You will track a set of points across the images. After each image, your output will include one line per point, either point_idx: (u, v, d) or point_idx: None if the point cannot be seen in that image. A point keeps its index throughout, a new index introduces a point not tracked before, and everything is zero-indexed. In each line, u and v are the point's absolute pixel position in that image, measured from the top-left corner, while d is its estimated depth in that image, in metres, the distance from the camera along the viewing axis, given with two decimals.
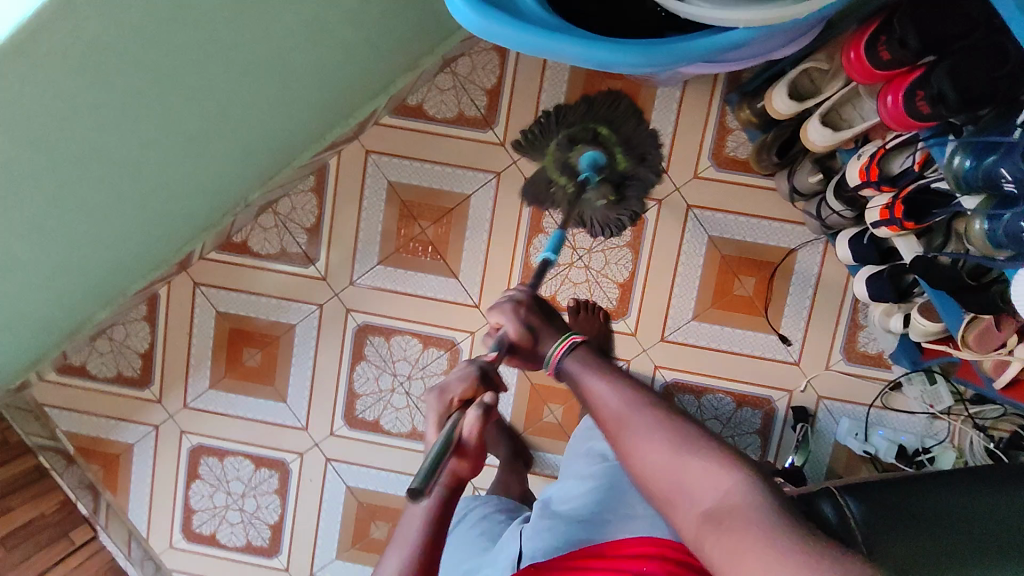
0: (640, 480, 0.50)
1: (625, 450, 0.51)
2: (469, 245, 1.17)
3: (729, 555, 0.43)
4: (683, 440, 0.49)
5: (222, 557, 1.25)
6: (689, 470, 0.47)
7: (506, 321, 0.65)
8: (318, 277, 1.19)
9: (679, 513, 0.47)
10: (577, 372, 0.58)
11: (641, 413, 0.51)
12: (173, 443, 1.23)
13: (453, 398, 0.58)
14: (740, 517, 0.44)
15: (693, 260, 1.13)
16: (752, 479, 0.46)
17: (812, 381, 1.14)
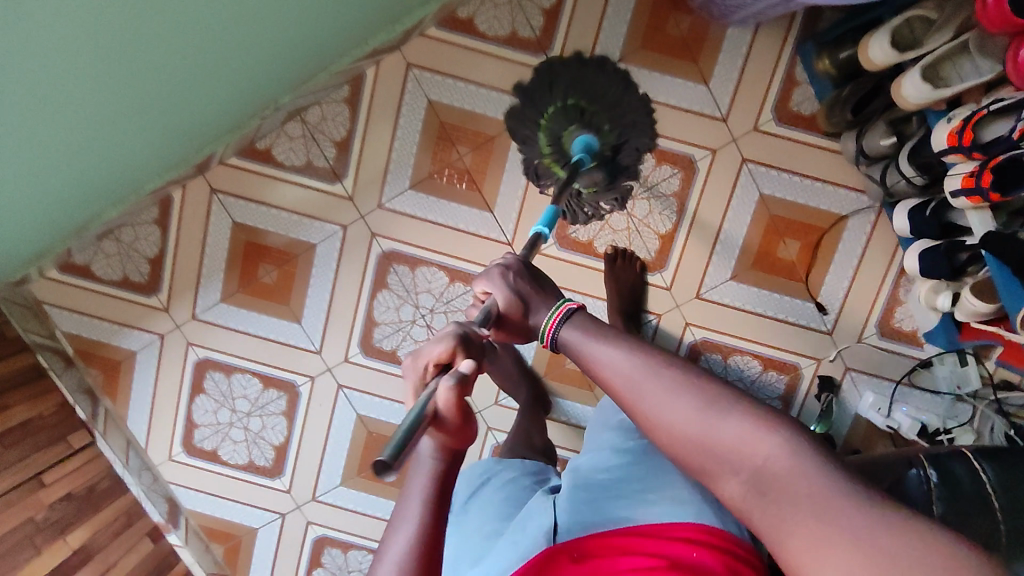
0: (670, 453, 0.49)
1: (647, 419, 0.50)
2: (507, 179, 1.11)
3: (780, 524, 0.42)
4: (709, 406, 0.47)
5: (221, 474, 1.22)
6: (722, 438, 0.46)
7: (495, 290, 0.64)
8: (343, 195, 1.12)
9: (720, 484, 0.46)
10: (578, 342, 0.56)
11: (657, 378, 0.50)
12: (179, 354, 1.18)
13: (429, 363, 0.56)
14: (787, 487, 0.43)
15: (741, 216, 1.09)
16: (791, 439, 0.45)
17: (843, 352, 1.12)
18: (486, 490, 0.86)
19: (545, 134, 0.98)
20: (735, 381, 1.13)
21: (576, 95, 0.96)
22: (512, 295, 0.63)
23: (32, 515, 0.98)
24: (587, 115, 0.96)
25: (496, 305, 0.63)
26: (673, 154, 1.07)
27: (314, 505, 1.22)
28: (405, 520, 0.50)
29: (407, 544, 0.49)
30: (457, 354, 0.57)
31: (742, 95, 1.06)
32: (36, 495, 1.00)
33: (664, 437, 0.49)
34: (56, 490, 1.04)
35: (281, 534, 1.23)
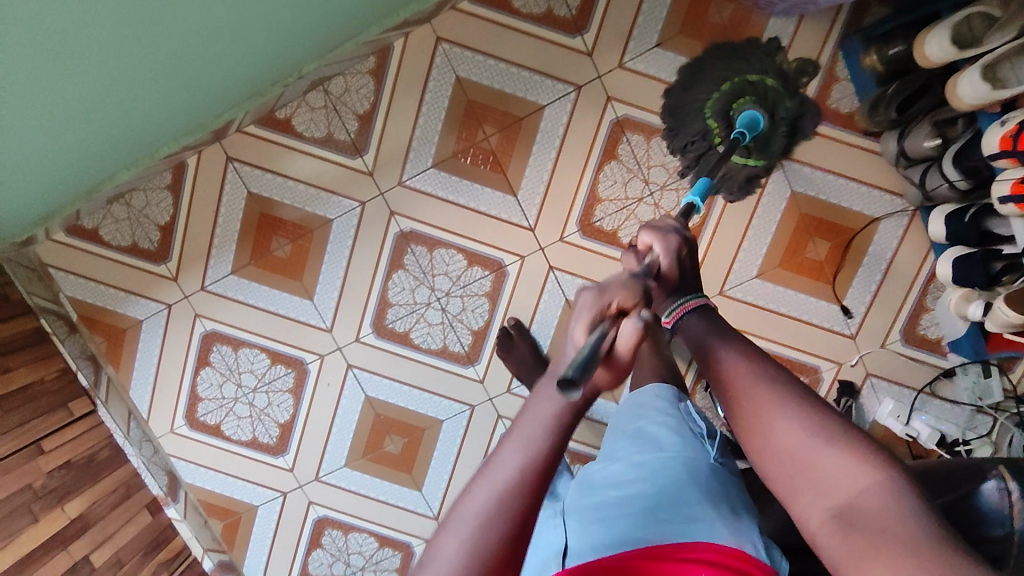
0: (764, 463, 0.48)
1: (750, 427, 0.49)
2: (533, 162, 1.08)
3: (859, 553, 0.39)
4: (821, 430, 0.45)
5: (223, 450, 1.19)
6: (824, 463, 0.44)
7: (663, 246, 0.67)
8: (363, 170, 1.09)
9: (804, 503, 0.44)
10: (704, 339, 0.57)
11: (772, 385, 0.49)
12: (186, 326, 1.15)
13: (611, 302, 0.49)
14: (878, 519, 0.40)
15: (771, 213, 1.06)
16: (897, 481, 0.42)
17: (864, 357, 1.10)
18: None
19: (713, 102, 0.96)
20: None
21: (753, 72, 0.96)
22: (670, 260, 0.66)
23: (31, 483, 0.96)
24: (762, 93, 0.95)
25: (660, 261, 0.66)
26: None
27: (317, 485, 1.20)
28: (519, 443, 0.42)
29: (514, 470, 0.41)
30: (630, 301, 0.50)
31: None
32: (35, 463, 0.98)
33: (762, 448, 0.47)
34: (56, 458, 1.02)
35: (282, 513, 1.21)
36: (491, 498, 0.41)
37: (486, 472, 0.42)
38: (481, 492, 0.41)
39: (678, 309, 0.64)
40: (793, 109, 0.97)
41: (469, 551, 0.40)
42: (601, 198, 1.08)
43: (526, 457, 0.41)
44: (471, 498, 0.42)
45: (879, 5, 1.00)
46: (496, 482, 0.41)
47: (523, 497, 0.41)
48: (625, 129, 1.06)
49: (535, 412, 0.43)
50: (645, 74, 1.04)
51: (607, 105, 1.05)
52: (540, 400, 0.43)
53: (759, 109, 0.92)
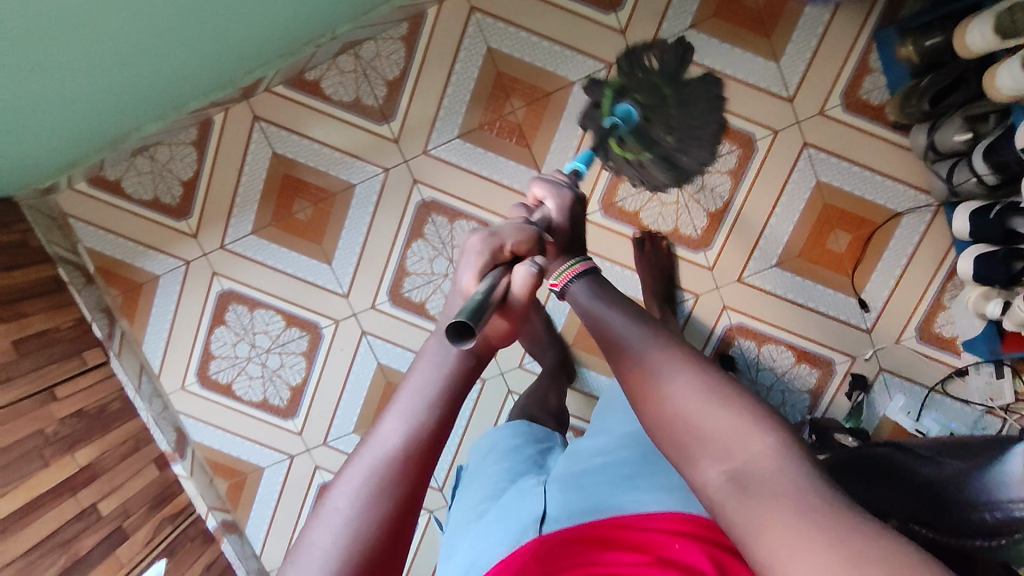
0: (656, 429, 0.45)
1: (640, 390, 0.46)
2: (559, 138, 1.07)
3: (761, 516, 0.37)
4: (712, 390, 0.43)
5: (233, 409, 1.20)
6: (718, 423, 0.42)
7: (556, 203, 0.64)
8: (389, 137, 1.09)
9: (697, 470, 0.42)
10: (585, 302, 0.53)
11: (658, 351, 0.46)
12: (203, 283, 1.15)
13: (502, 245, 0.53)
14: (776, 482, 0.38)
15: (794, 202, 1.06)
16: (788, 443, 0.41)
17: (878, 352, 1.10)
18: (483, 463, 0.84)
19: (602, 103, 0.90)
20: (765, 369, 1.11)
21: (656, 74, 0.87)
22: (560, 213, 0.64)
23: (43, 428, 0.96)
24: (655, 91, 0.87)
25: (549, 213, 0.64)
26: (734, 130, 1.05)
27: (325, 449, 1.20)
28: (405, 414, 0.41)
29: (400, 442, 0.40)
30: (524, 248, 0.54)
31: (809, 77, 1.03)
32: (48, 409, 0.98)
33: (653, 411, 0.45)
34: (68, 405, 1.02)
35: (288, 476, 1.21)
36: (374, 475, 0.39)
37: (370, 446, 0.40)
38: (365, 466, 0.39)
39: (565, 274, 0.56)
40: (692, 109, 0.86)
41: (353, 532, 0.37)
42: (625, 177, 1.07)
43: (413, 425, 0.40)
44: (353, 475, 0.39)
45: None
46: (381, 456, 0.40)
47: (411, 467, 0.39)
48: None
49: (425, 373, 0.43)
50: None
51: None
52: (430, 357, 0.44)
53: (638, 108, 0.87)
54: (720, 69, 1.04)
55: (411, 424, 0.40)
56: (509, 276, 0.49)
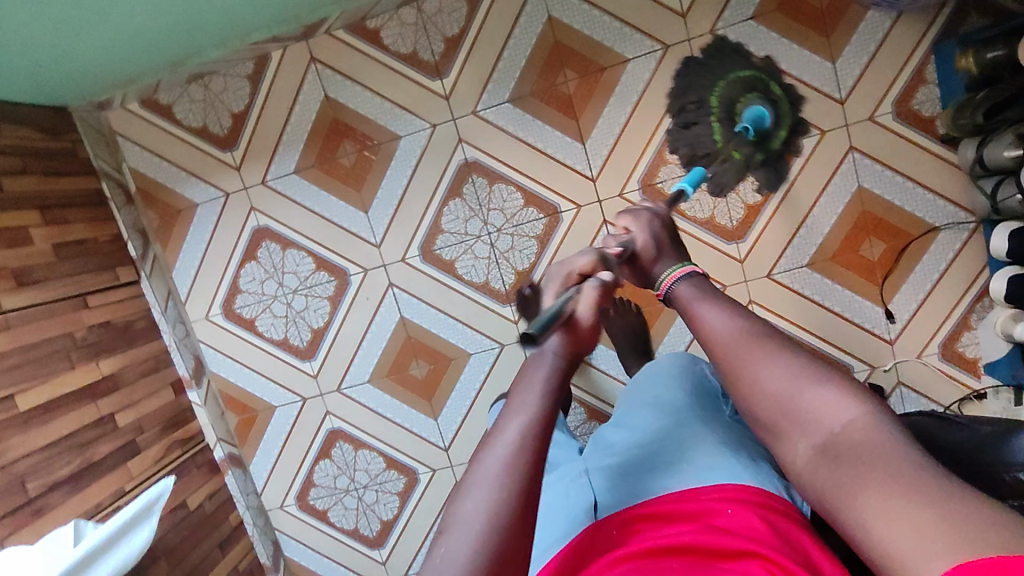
0: (752, 409, 0.48)
1: (731, 379, 0.49)
2: (608, 114, 1.08)
3: (851, 486, 0.41)
4: (802, 373, 0.46)
5: (253, 344, 1.21)
6: (807, 401, 0.45)
7: (637, 226, 0.64)
8: (440, 94, 1.10)
9: (790, 445, 0.45)
10: (690, 298, 0.56)
11: (751, 340, 0.49)
12: (240, 216, 1.17)
13: (572, 271, 0.58)
14: (864, 454, 0.41)
15: (834, 204, 1.06)
16: (878, 418, 0.43)
17: (898, 364, 1.09)
18: None
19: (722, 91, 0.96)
20: None
21: (759, 72, 0.97)
22: (644, 240, 0.63)
23: (72, 332, 0.98)
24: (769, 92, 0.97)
25: (635, 241, 0.63)
26: None
27: (338, 396, 1.21)
28: (523, 414, 0.47)
29: (516, 440, 0.45)
30: (598, 269, 0.58)
31: (862, 83, 1.04)
32: (78, 314, 1.00)
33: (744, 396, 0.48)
34: (98, 315, 1.04)
35: (298, 419, 1.23)
36: (499, 472, 0.44)
37: (489, 448, 0.46)
38: (489, 464, 0.45)
39: (664, 280, 0.59)
40: (791, 118, 1.00)
41: (488, 520, 0.42)
42: (667, 161, 1.08)
43: (528, 424, 0.46)
44: (478, 470, 0.45)
45: (979, 15, 1.00)
46: (502, 453, 0.45)
47: (533, 454, 0.45)
48: None
49: (528, 384, 0.49)
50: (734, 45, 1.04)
51: None
52: (534, 368, 0.51)
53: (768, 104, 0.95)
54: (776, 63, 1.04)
55: (526, 427, 0.46)
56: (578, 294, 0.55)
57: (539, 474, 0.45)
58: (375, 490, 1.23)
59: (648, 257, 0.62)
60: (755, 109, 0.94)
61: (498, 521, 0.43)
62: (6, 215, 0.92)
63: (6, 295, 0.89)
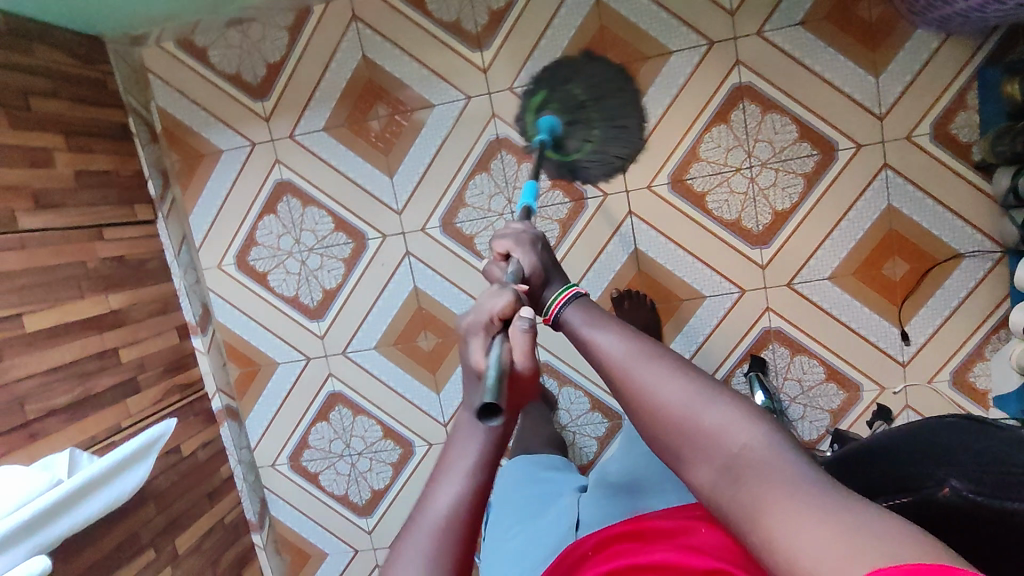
0: (658, 432, 0.50)
1: (631, 400, 0.52)
2: (645, 104, 1.06)
3: (755, 502, 0.43)
4: (696, 395, 0.50)
5: (262, 298, 1.20)
6: (705, 421, 0.48)
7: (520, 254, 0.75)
8: (478, 66, 1.09)
9: (694, 467, 0.48)
10: (578, 324, 0.61)
11: (646, 362, 0.52)
12: (264, 168, 1.16)
13: (495, 316, 0.59)
14: (760, 470, 0.44)
15: (860, 221, 1.06)
16: (767, 435, 0.46)
17: (908, 387, 1.09)
18: (522, 472, 0.96)
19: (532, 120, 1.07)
20: (791, 380, 1.11)
21: (575, 87, 1.03)
22: (527, 264, 0.74)
23: (85, 262, 0.97)
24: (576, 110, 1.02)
25: (520, 266, 0.73)
26: (819, 136, 1.04)
27: (342, 359, 1.21)
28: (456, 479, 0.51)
29: (442, 514, 0.50)
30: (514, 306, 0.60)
31: (903, 101, 1.02)
32: (93, 245, 0.99)
33: (645, 416, 0.51)
34: (112, 249, 1.03)
35: (300, 378, 1.22)
36: (424, 551, 0.49)
37: (415, 527, 0.51)
38: (416, 544, 0.49)
39: (554, 306, 0.65)
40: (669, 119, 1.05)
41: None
42: (699, 157, 1.06)
43: (453, 500, 0.50)
44: (406, 551, 0.49)
45: None
46: (428, 532, 0.49)
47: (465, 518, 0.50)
48: (744, 96, 1.05)
49: (458, 458, 0.52)
50: (779, 48, 1.03)
51: (734, 68, 1.04)
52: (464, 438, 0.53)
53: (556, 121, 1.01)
54: (820, 71, 1.03)
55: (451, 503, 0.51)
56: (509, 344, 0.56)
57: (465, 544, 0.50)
58: (368, 458, 1.23)
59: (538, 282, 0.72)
60: (546, 120, 1.01)
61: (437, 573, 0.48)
62: (29, 135, 0.91)
63: (27, 216, 0.88)
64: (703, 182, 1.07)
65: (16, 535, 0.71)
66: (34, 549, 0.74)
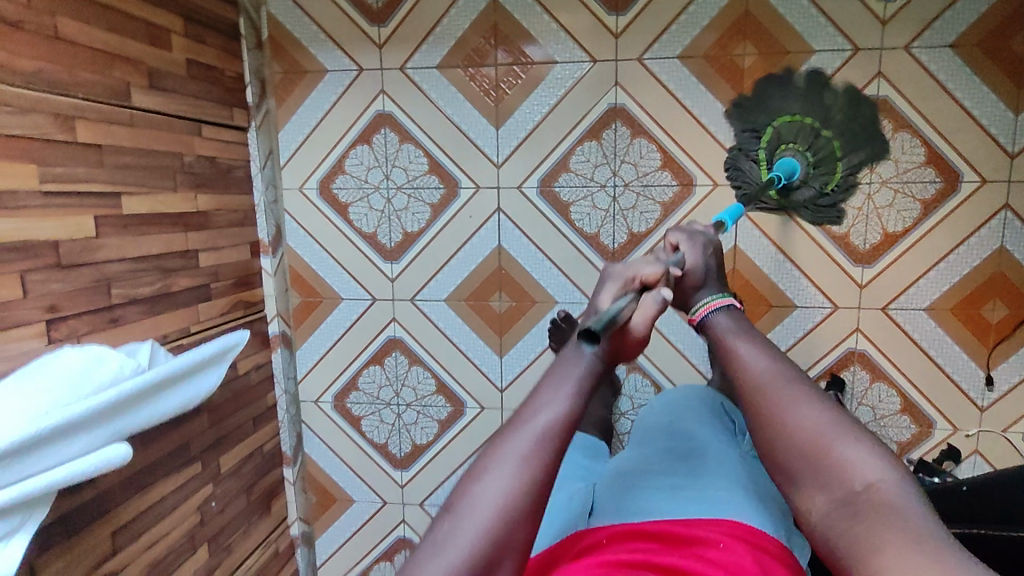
0: (781, 451, 0.53)
1: (764, 418, 0.55)
2: (775, 100, 1.03)
3: (869, 539, 0.47)
4: (838, 430, 0.52)
5: (339, 230, 1.16)
6: (835, 454, 0.51)
7: (688, 249, 0.73)
8: (610, 30, 1.05)
9: (807, 491, 0.52)
10: (726, 335, 0.64)
11: (786, 386, 0.55)
12: (366, 96, 1.12)
13: (637, 279, 0.66)
14: (884, 510, 0.47)
15: (969, 257, 1.03)
16: (899, 481, 0.49)
17: (981, 432, 1.07)
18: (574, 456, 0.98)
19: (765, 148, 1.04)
20: (866, 406, 1.09)
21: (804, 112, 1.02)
22: (693, 261, 0.72)
23: (182, 153, 0.93)
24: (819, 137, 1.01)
25: (684, 260, 0.72)
26: (946, 163, 1.01)
27: (408, 305, 1.17)
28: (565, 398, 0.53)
29: (545, 425, 0.51)
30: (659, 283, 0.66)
31: None
32: (191, 139, 0.95)
33: (771, 435, 0.54)
34: (207, 147, 0.99)
35: (361, 318, 1.18)
36: (525, 454, 0.50)
37: (516, 430, 0.52)
38: (516, 444, 0.51)
39: (702, 308, 0.68)
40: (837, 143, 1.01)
41: (510, 494, 0.49)
42: None
43: (556, 416, 0.52)
44: (507, 448, 0.51)
45: None
46: (530, 436, 0.51)
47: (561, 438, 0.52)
48: (878, 109, 1.01)
49: (563, 375, 0.55)
50: (924, 67, 1.00)
51: (874, 79, 1.01)
52: (569, 359, 0.57)
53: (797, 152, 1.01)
54: (961, 98, 0.99)
55: (560, 417, 0.52)
56: (638, 304, 0.62)
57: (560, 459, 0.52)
58: (416, 410, 1.20)
59: (694, 282, 0.71)
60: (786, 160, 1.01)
61: (533, 475, 0.50)
62: (153, 9, 0.86)
63: (141, 92, 0.84)
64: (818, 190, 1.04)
65: (104, 414, 0.68)
66: (115, 434, 0.70)
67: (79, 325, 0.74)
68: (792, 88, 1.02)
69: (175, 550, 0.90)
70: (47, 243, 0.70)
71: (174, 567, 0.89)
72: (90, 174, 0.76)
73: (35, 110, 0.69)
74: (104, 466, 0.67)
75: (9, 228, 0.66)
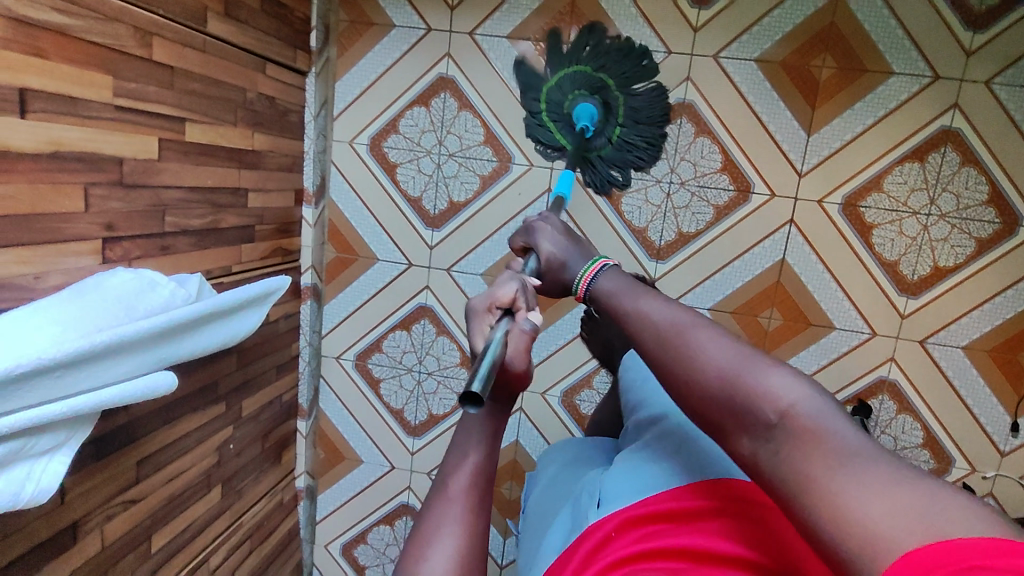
0: (699, 405, 0.46)
1: (675, 372, 0.48)
2: (844, 118, 1.02)
3: (799, 473, 0.39)
4: (741, 362, 0.45)
5: (384, 189, 1.14)
6: (747, 388, 0.43)
7: (539, 239, 0.72)
8: (690, 24, 1.03)
9: (734, 441, 0.44)
10: (621, 292, 0.59)
11: (693, 331, 0.49)
12: (431, 56, 1.09)
13: (497, 304, 0.58)
14: (803, 439, 0.39)
15: (1016, 302, 1.02)
16: (817, 400, 0.41)
17: (998, 476, 1.07)
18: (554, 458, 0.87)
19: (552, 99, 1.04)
20: (888, 436, 1.09)
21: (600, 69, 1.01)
22: (545, 248, 0.71)
23: (245, 89, 0.90)
24: (602, 87, 1.01)
25: (537, 255, 0.71)
26: (1008, 205, 1.00)
27: (444, 275, 1.15)
28: (473, 451, 0.55)
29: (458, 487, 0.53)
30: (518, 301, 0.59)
31: None
32: (255, 76, 0.92)
33: (687, 390, 0.48)
34: (269, 86, 0.97)
35: (395, 281, 1.17)
36: (456, 519, 0.52)
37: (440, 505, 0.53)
38: (439, 518, 0.52)
39: (582, 281, 0.65)
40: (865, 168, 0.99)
41: (452, 563, 0.49)
42: (880, 188, 1.03)
43: (470, 470, 0.54)
44: (430, 524, 0.52)
45: None
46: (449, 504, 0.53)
47: (476, 491, 0.53)
48: (949, 141, 1.00)
49: (465, 438, 0.56)
50: (1002, 105, 0.98)
51: (949, 110, 0.99)
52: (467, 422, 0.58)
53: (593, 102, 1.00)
54: None
55: (470, 474, 0.54)
56: (509, 336, 0.56)
57: (486, 503, 0.54)
58: (437, 380, 1.19)
59: (553, 264, 0.69)
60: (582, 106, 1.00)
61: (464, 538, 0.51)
62: None
63: (216, 19, 0.81)
64: (874, 214, 1.03)
65: (151, 340, 0.66)
66: (158, 362, 0.69)
67: (132, 247, 0.73)
68: (591, 47, 1.02)
69: (190, 488, 0.89)
70: (112, 157, 0.68)
71: (188, 504, 0.89)
72: (159, 96, 0.74)
73: (117, 20, 0.66)
74: (150, 390, 0.66)
75: (80, 137, 0.64)
